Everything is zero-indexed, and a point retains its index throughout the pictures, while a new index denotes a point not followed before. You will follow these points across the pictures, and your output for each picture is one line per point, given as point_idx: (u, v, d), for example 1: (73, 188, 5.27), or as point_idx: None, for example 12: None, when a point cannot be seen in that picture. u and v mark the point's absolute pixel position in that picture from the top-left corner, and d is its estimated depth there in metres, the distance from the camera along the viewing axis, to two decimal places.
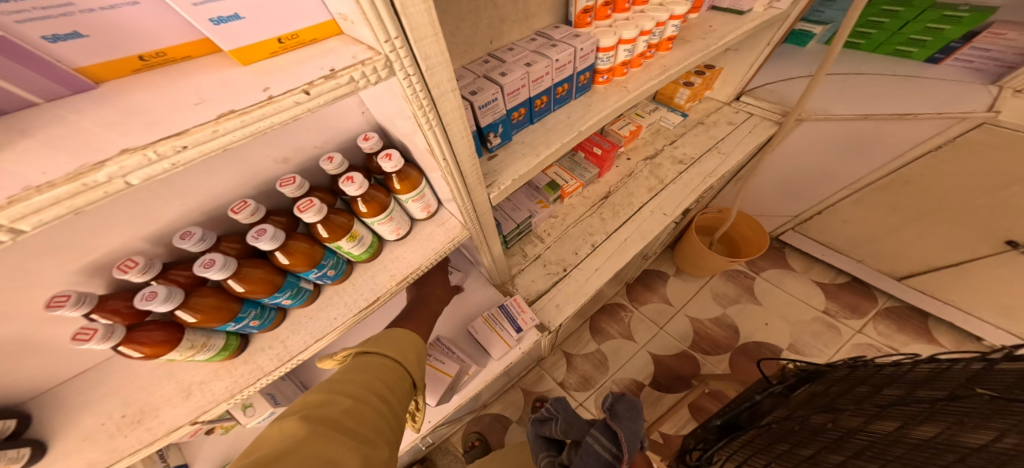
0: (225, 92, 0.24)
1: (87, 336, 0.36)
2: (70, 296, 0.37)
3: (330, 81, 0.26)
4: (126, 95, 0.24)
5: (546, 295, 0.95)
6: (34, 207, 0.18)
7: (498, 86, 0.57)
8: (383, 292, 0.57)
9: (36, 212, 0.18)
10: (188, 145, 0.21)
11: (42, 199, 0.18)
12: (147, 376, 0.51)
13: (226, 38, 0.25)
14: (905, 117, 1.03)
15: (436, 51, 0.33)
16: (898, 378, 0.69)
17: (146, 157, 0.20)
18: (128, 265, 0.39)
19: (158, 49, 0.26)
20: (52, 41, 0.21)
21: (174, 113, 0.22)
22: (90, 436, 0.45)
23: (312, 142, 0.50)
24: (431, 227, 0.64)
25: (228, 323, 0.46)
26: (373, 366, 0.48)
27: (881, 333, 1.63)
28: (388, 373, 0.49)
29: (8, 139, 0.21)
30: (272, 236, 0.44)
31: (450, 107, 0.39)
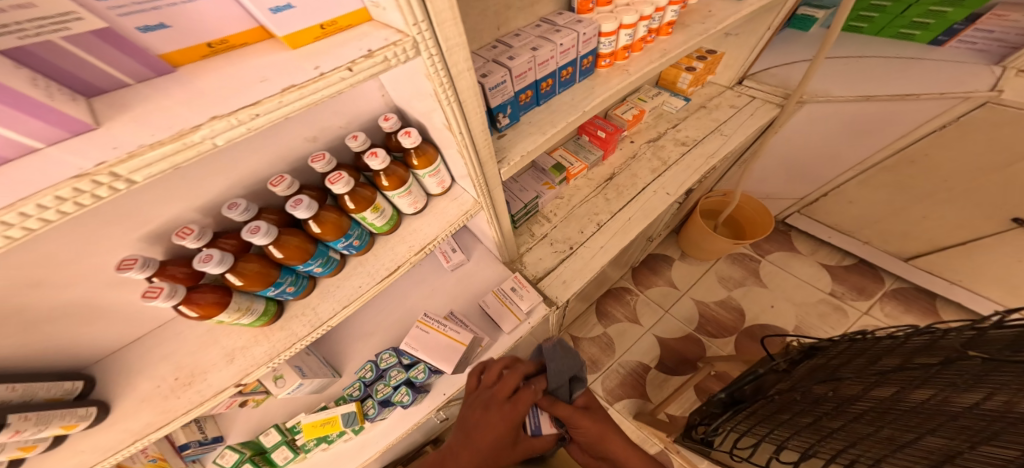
0: (282, 71, 0.29)
1: (153, 294, 0.41)
2: (136, 260, 0.42)
3: (367, 60, 0.30)
4: (198, 78, 0.28)
5: (553, 272, 1.00)
6: (146, 161, 0.23)
7: (507, 69, 0.60)
8: (403, 262, 0.62)
9: (147, 166, 0.23)
10: (260, 113, 0.26)
11: (152, 155, 0.23)
12: (195, 342, 0.57)
13: (279, 25, 0.29)
14: (907, 99, 1.05)
15: (454, 34, 0.36)
16: (894, 348, 0.72)
17: (230, 123, 0.25)
18: (185, 232, 0.45)
19: (222, 37, 0.30)
20: (144, 32, 0.26)
21: (245, 89, 0.27)
22: (151, 396, 0.52)
23: (337, 122, 0.54)
24: (445, 202, 0.68)
25: (268, 287, 0.51)
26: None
27: (887, 314, 1.64)
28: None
29: (112, 112, 0.26)
30: (307, 206, 0.49)
31: (466, 85, 0.43)
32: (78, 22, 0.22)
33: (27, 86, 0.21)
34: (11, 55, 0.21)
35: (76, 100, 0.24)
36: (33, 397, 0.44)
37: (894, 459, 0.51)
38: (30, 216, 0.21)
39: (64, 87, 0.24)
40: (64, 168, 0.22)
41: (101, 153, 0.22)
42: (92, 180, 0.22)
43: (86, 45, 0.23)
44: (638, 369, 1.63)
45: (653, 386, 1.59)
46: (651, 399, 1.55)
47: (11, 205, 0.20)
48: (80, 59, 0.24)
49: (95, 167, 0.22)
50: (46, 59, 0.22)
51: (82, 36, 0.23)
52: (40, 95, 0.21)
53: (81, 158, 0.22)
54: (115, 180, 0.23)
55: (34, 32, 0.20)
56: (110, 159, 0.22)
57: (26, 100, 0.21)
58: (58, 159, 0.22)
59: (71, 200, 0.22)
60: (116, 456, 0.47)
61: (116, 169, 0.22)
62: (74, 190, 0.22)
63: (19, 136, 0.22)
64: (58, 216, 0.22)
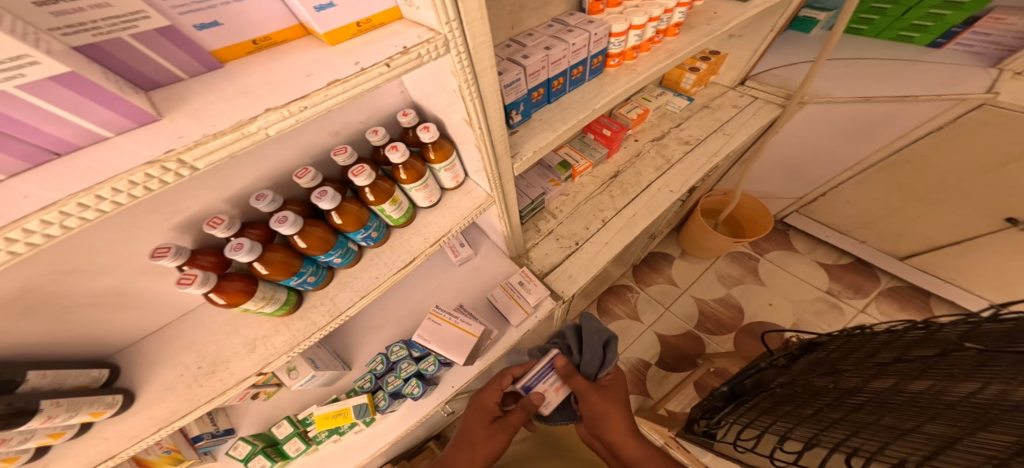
0: (324, 66, 0.30)
1: (188, 282, 0.44)
2: (170, 249, 0.44)
3: (404, 56, 0.32)
4: (245, 74, 0.30)
5: (559, 267, 1.02)
6: (209, 150, 0.25)
7: (521, 67, 0.62)
8: (419, 254, 0.64)
9: (209, 154, 0.25)
10: (308, 106, 0.28)
11: (215, 144, 0.25)
12: (216, 332, 0.59)
13: (320, 23, 0.31)
14: (905, 99, 1.09)
15: (482, 32, 0.38)
16: (893, 341, 0.74)
17: (282, 114, 0.27)
18: (215, 222, 0.47)
19: (266, 34, 0.32)
20: (199, 30, 0.27)
21: (293, 83, 0.29)
22: (174, 384, 0.53)
23: (358, 117, 0.56)
24: (458, 196, 0.70)
25: (291, 276, 0.53)
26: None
27: (883, 311, 1.67)
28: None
29: (171, 105, 0.27)
30: (331, 197, 0.51)
31: (488, 82, 0.44)
32: (144, 20, 0.23)
33: (102, 79, 0.22)
34: (85, 52, 0.22)
35: (139, 93, 0.26)
36: (62, 385, 0.46)
37: (894, 446, 0.53)
38: (105, 200, 0.23)
39: (130, 82, 0.26)
40: (136, 156, 0.24)
41: (168, 142, 0.24)
42: (161, 167, 0.24)
43: (150, 43, 0.25)
44: (639, 365, 1.65)
45: (654, 381, 1.61)
46: (652, 394, 1.58)
47: (90, 188, 0.22)
48: (145, 56, 0.25)
49: (165, 154, 0.24)
50: (116, 55, 0.24)
51: (148, 35, 0.24)
52: (112, 87, 0.23)
53: (149, 146, 0.24)
54: (180, 166, 0.24)
55: (105, 28, 0.22)
56: (178, 147, 0.24)
57: (102, 92, 0.22)
58: (126, 147, 0.24)
59: (141, 185, 0.23)
60: (142, 443, 0.48)
61: (183, 156, 0.24)
62: (145, 176, 0.23)
63: (93, 127, 0.24)
64: (128, 201, 0.24)
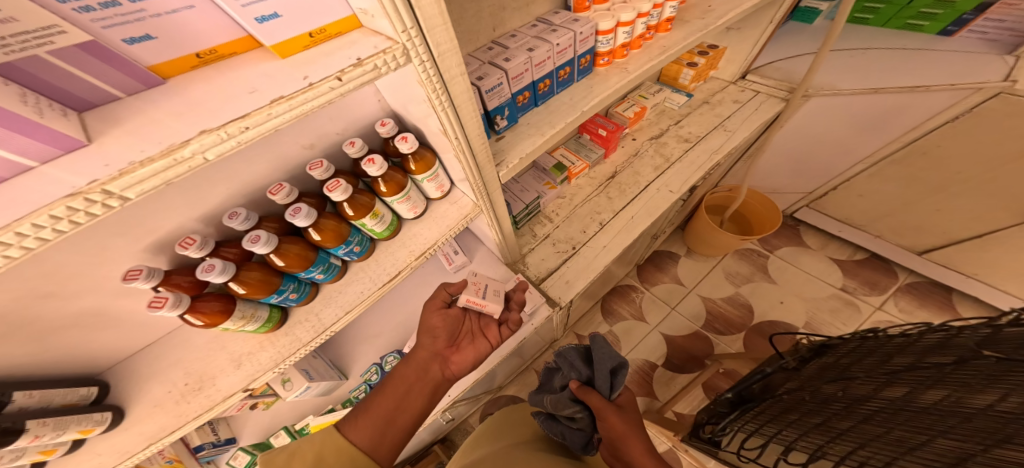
0: (271, 82, 0.29)
1: (159, 304, 0.43)
2: (141, 270, 0.45)
3: (357, 69, 0.30)
4: (188, 90, 0.29)
5: (556, 272, 0.99)
6: (138, 178, 0.24)
7: (503, 71, 0.60)
8: (404, 267, 0.62)
9: (140, 182, 0.24)
10: (250, 126, 0.26)
11: (144, 172, 0.24)
12: (203, 348, 0.58)
13: (267, 35, 0.29)
14: (916, 90, 1.02)
15: (446, 38, 0.36)
16: (907, 346, 0.70)
17: (219, 137, 0.25)
18: (187, 243, 0.47)
19: (210, 48, 0.31)
20: (130, 44, 0.26)
21: (235, 101, 0.28)
22: (161, 402, 0.53)
23: (334, 129, 0.54)
24: (445, 205, 0.68)
25: (271, 294, 0.53)
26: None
27: (902, 309, 1.60)
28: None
29: (105, 128, 0.27)
30: (306, 214, 0.50)
31: (460, 90, 0.42)
32: (61, 35, 0.22)
33: (16, 104, 0.21)
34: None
35: (67, 115, 0.25)
36: (48, 404, 0.45)
37: (903, 460, 0.50)
38: (27, 236, 0.22)
39: (53, 101, 0.25)
40: (59, 187, 0.22)
41: (93, 171, 0.23)
42: (86, 199, 0.23)
43: (72, 59, 0.24)
44: (645, 367, 1.62)
45: (661, 383, 1.58)
46: (659, 397, 1.54)
47: (9, 225, 0.21)
48: (69, 73, 0.24)
49: (87, 185, 0.22)
50: (31, 72, 0.23)
51: (66, 49, 0.23)
52: (30, 113, 0.22)
53: (73, 176, 0.23)
54: (108, 197, 0.23)
55: (20, 47, 0.20)
56: (102, 177, 0.23)
57: (16, 118, 0.21)
58: (51, 175, 0.23)
59: (66, 219, 0.22)
60: (134, 458, 0.48)
61: (107, 187, 0.23)
62: (69, 209, 0.22)
63: (11, 155, 0.22)
64: (53, 235, 0.23)
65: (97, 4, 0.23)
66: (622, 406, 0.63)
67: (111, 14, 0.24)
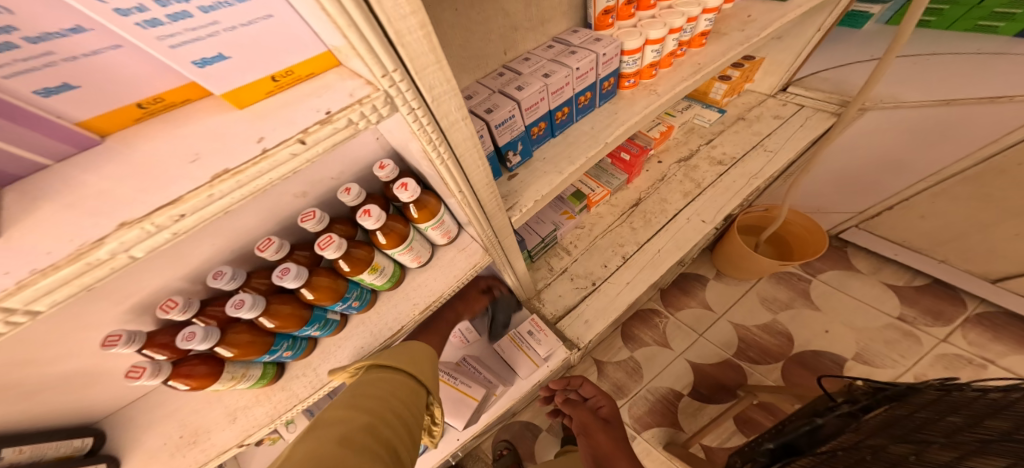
0: (217, 146, 0.23)
1: (137, 374, 0.38)
2: (121, 335, 0.39)
3: (325, 127, 0.24)
4: (128, 150, 0.24)
5: (575, 311, 0.91)
6: (42, 289, 0.19)
7: (515, 101, 0.53)
8: (407, 321, 0.57)
9: (48, 293, 0.19)
10: (185, 213, 0.21)
11: (49, 281, 0.19)
12: (197, 399, 0.53)
13: (215, 80, 0.23)
14: (997, 101, 0.89)
15: (441, 80, 0.30)
16: (1003, 410, 0.58)
17: (146, 229, 0.20)
18: (169, 305, 0.42)
19: (155, 95, 0.25)
20: (46, 96, 0.20)
21: (168, 175, 0.22)
22: (155, 455, 0.47)
23: (329, 174, 0.49)
24: (452, 252, 0.62)
25: (263, 355, 0.48)
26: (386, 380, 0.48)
27: (972, 342, 1.40)
28: (414, 398, 0.49)
29: (22, 210, 0.21)
30: (295, 275, 0.44)
31: (462, 136, 0.36)
32: None
33: None
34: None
35: None
36: (41, 458, 0.42)
37: None
38: None
39: None
40: None
41: None
42: None
43: None
44: (669, 395, 1.49)
45: (687, 414, 1.44)
46: (684, 429, 1.41)
47: None
48: None
49: None
50: None
51: None
52: None
53: None
54: (8, 313, 0.18)
55: None
56: None
57: None
58: None
59: None
60: None
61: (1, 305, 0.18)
62: None
63: None
64: None
65: None
66: (606, 410, 0.94)
67: (12, 59, 0.18)
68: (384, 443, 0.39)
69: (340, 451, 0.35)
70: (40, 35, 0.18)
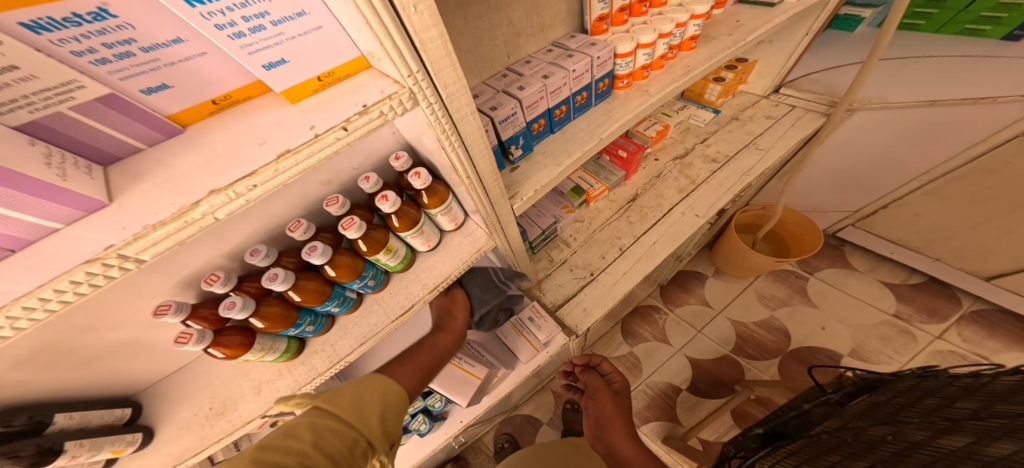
0: (278, 133, 0.29)
1: (184, 340, 0.44)
2: (171, 305, 0.45)
3: (363, 116, 0.30)
4: (205, 138, 0.30)
5: (573, 299, 0.96)
6: (151, 240, 0.24)
7: (517, 100, 0.59)
8: (417, 300, 0.62)
9: (152, 245, 0.25)
10: (258, 184, 0.27)
11: (157, 234, 0.24)
12: (227, 372, 0.59)
13: (276, 80, 0.29)
14: (981, 101, 0.94)
15: (455, 79, 0.36)
16: (974, 390, 0.62)
17: (228, 197, 0.26)
18: (212, 279, 0.48)
19: (225, 93, 0.31)
20: (147, 94, 0.26)
21: (244, 155, 0.28)
22: (185, 426, 0.53)
23: (350, 165, 0.55)
24: (459, 238, 0.68)
25: (289, 328, 0.53)
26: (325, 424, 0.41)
27: (966, 339, 1.43)
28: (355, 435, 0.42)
29: (127, 184, 0.27)
30: (321, 252, 0.50)
31: (471, 128, 0.42)
32: (79, 89, 0.22)
33: (37, 168, 0.21)
34: (25, 130, 0.22)
35: (92, 171, 0.26)
36: (88, 424, 0.47)
37: None
38: (52, 300, 0.23)
39: (80, 156, 0.26)
40: (83, 248, 0.23)
41: (113, 233, 0.24)
42: (103, 263, 0.23)
43: (95, 113, 0.24)
44: (668, 390, 1.53)
45: (685, 408, 1.48)
46: (683, 423, 1.44)
47: (35, 291, 0.22)
48: (95, 129, 0.25)
49: (104, 251, 0.23)
50: (60, 130, 0.24)
51: (88, 104, 0.23)
52: (49, 176, 0.22)
53: (94, 236, 0.24)
54: (123, 260, 0.24)
55: (42, 104, 0.21)
56: (117, 242, 0.23)
57: (40, 183, 0.21)
58: (77, 236, 0.24)
59: (85, 283, 0.23)
60: None
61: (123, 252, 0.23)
62: (87, 273, 0.23)
63: (39, 220, 0.23)
64: (74, 299, 0.23)
65: (111, 55, 0.23)
66: (619, 384, 0.97)
67: (126, 65, 0.24)
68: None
69: None
70: (149, 45, 0.24)
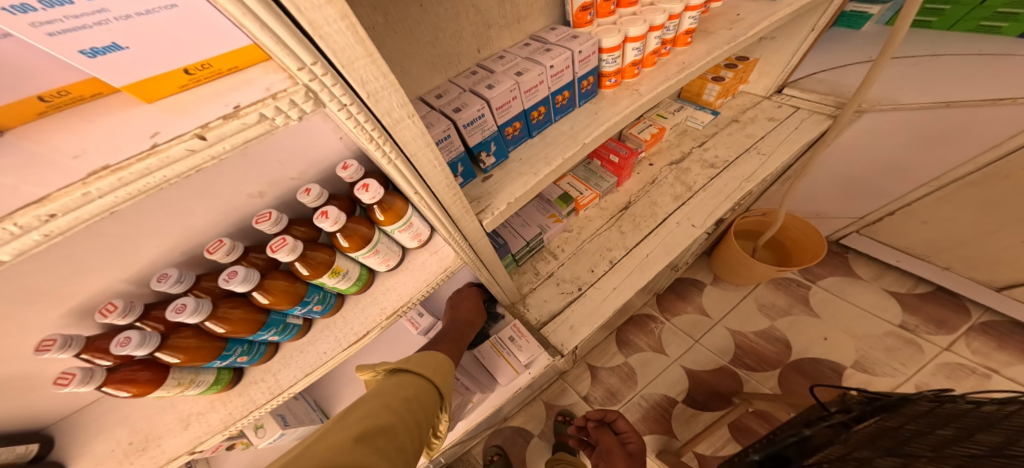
0: (114, 142, 0.22)
1: (65, 381, 0.36)
2: (57, 339, 0.37)
3: (230, 122, 0.22)
4: (17, 144, 0.22)
5: (559, 317, 0.88)
6: None
7: (484, 100, 0.52)
8: (373, 327, 0.55)
9: None
10: (56, 212, 0.19)
11: None
12: (149, 405, 0.50)
13: (114, 74, 0.21)
14: (998, 103, 0.86)
15: (377, 74, 0.28)
16: (999, 424, 0.54)
17: (7, 232, 0.18)
18: (108, 309, 0.40)
19: (59, 88, 0.23)
20: None
21: (52, 170, 0.20)
22: (103, 461, 0.46)
23: (287, 175, 0.47)
24: (423, 257, 0.60)
25: (214, 360, 0.46)
26: (411, 385, 0.51)
27: (976, 351, 1.36)
28: (430, 397, 0.52)
29: None
30: (243, 278, 0.42)
31: (409, 135, 0.34)
32: None
33: None
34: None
35: None
36: None
37: None
38: None
39: None
40: None
41: None
42: None
43: None
44: (663, 402, 1.45)
45: (680, 421, 1.41)
46: (679, 436, 1.38)
47: None
48: None
49: None
50: None
51: None
52: None
53: None
54: None
55: None
56: None
57: None
58: None
59: None
60: None
61: None
62: None
63: None
64: None
65: None
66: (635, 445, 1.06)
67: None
68: (400, 446, 0.39)
69: (359, 447, 0.36)
70: None
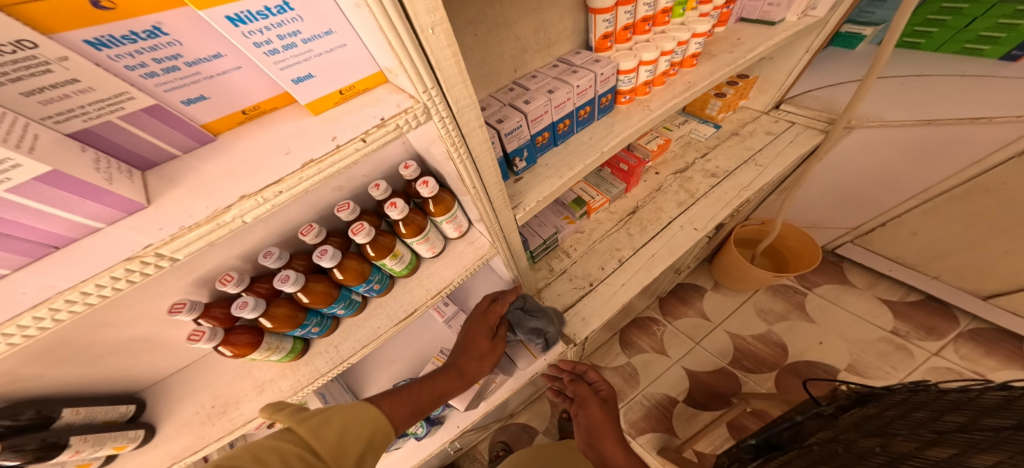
0: (304, 142, 0.31)
1: (197, 337, 0.46)
2: (185, 304, 0.47)
3: (380, 129, 0.32)
4: (234, 146, 0.32)
5: (573, 308, 0.97)
6: (184, 241, 0.26)
7: (522, 113, 0.61)
8: (420, 305, 0.63)
9: (186, 245, 0.27)
10: (283, 190, 0.29)
11: (190, 235, 0.26)
12: (230, 372, 0.59)
13: (303, 93, 0.31)
14: (977, 121, 0.96)
15: (465, 95, 0.37)
16: (964, 404, 0.62)
17: (256, 202, 0.28)
18: (227, 279, 0.50)
19: (255, 104, 0.34)
20: (187, 105, 0.30)
21: (273, 164, 0.29)
22: (188, 423, 0.53)
23: (361, 172, 0.57)
24: (462, 245, 0.69)
25: (295, 329, 0.54)
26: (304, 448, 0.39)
27: (964, 356, 1.43)
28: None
29: (163, 188, 0.29)
30: (331, 256, 0.52)
31: (477, 140, 0.44)
32: (129, 101, 0.26)
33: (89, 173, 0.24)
34: (78, 137, 0.26)
35: (134, 176, 0.29)
36: (92, 420, 0.47)
37: None
38: (90, 294, 0.25)
39: (128, 163, 0.30)
40: (122, 248, 0.25)
41: (151, 232, 0.26)
42: (141, 261, 0.26)
43: (138, 122, 0.28)
44: (664, 402, 1.52)
45: (681, 420, 1.47)
46: (679, 435, 1.44)
47: (77, 285, 0.24)
48: (138, 137, 0.29)
49: (143, 250, 0.25)
50: (111, 138, 0.27)
51: (135, 114, 0.27)
52: (95, 178, 0.25)
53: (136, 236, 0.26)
54: (159, 258, 0.26)
55: (95, 112, 0.25)
56: (155, 241, 0.25)
57: (88, 186, 0.24)
58: (114, 236, 0.26)
59: (124, 278, 0.26)
60: None
61: (161, 250, 0.25)
62: (126, 270, 0.25)
63: (84, 219, 0.26)
64: (114, 291, 0.26)
65: (159, 69, 0.27)
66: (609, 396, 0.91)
67: (172, 78, 0.28)
68: None
69: None
70: (194, 60, 0.28)
